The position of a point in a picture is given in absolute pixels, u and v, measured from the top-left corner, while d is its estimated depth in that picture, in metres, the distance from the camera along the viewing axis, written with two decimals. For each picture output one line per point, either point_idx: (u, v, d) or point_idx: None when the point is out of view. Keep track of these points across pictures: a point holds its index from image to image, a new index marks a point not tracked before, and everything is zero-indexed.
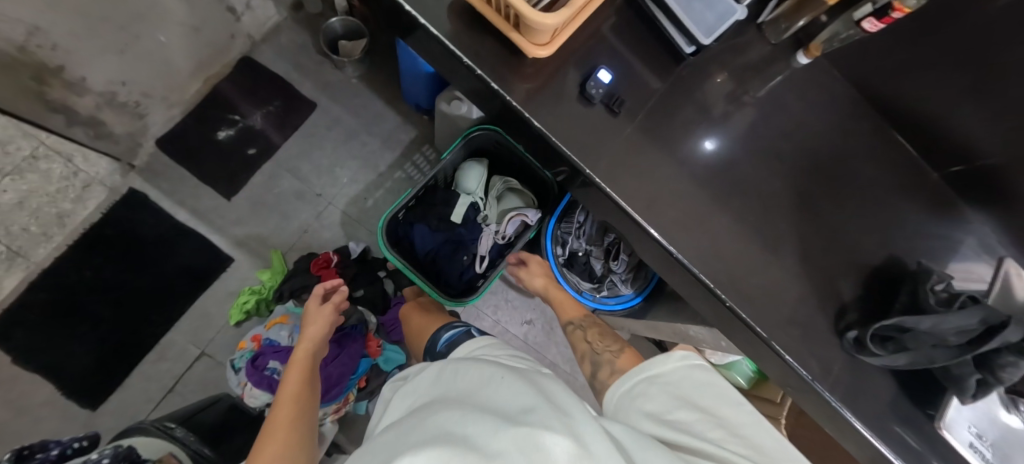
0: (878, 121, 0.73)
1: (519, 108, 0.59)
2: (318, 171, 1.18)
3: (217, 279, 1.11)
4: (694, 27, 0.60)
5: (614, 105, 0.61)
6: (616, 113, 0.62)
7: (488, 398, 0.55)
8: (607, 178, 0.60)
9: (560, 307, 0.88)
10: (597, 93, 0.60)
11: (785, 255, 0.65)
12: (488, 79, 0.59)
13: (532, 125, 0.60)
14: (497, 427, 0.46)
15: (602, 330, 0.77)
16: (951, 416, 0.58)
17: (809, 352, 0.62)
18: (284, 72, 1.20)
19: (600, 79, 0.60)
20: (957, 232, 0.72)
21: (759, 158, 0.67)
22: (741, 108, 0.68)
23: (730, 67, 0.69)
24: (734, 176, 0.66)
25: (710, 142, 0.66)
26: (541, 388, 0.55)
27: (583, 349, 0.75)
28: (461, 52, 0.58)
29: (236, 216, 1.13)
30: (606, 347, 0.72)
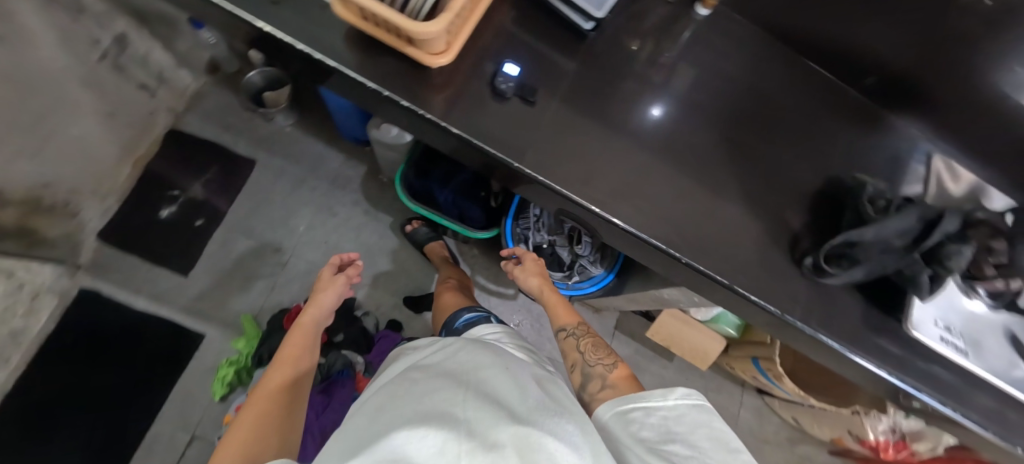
0: (789, 56, 0.75)
1: (435, 119, 0.58)
2: (271, 226, 1.16)
3: (192, 358, 1.08)
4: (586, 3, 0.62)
5: (527, 95, 0.61)
6: (532, 102, 0.62)
7: (488, 384, 0.53)
8: (537, 167, 0.60)
9: (553, 311, 0.81)
10: (508, 87, 0.60)
11: (732, 201, 0.66)
12: (397, 97, 0.57)
13: (452, 132, 0.59)
14: (499, 420, 0.45)
15: (597, 341, 0.73)
16: (917, 315, 0.58)
17: (775, 289, 0.63)
18: (215, 136, 1.18)
19: (508, 73, 0.60)
20: (885, 139, 0.75)
21: (685, 114, 0.69)
22: (667, 75, 0.70)
23: (637, 35, 0.71)
24: (671, 135, 0.67)
25: (656, 109, 0.68)
26: (541, 391, 0.54)
27: (575, 358, 0.71)
28: (365, 77, 0.57)
29: (198, 290, 1.11)
30: (601, 359, 0.68)
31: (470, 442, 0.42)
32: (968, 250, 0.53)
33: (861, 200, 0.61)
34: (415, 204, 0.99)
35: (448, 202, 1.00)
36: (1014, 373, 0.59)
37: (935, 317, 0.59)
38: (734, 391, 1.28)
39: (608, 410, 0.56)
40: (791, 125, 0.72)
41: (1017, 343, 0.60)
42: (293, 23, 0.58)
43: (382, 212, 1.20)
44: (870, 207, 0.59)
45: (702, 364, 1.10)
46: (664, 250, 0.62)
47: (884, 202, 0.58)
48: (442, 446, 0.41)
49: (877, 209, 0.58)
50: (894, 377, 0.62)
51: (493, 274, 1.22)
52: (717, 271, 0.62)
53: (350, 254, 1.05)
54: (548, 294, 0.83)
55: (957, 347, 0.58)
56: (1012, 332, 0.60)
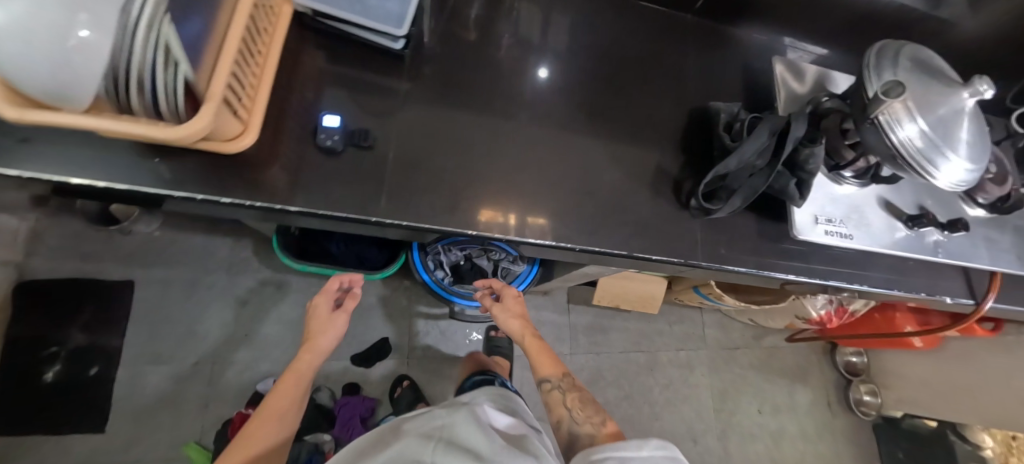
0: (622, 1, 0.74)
1: (267, 204, 0.52)
2: (178, 341, 1.02)
3: None
4: (386, 24, 0.56)
5: (360, 140, 0.56)
6: (369, 146, 0.56)
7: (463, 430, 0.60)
8: (399, 212, 0.55)
9: (534, 354, 0.76)
10: (334, 141, 0.54)
11: (614, 167, 0.65)
12: (216, 196, 0.50)
13: (292, 210, 0.53)
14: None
15: (584, 396, 0.70)
16: (798, 221, 0.60)
17: (679, 241, 0.63)
18: (76, 271, 1.02)
19: (329, 127, 0.55)
20: (731, 53, 0.76)
21: (574, 73, 0.69)
22: (545, 28, 0.71)
23: (469, 26, 0.68)
24: (561, 93, 0.67)
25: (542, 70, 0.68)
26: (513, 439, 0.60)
27: (561, 412, 0.68)
28: (169, 188, 0.49)
29: (124, 440, 0.95)
30: (588, 417, 0.66)
31: None
32: (820, 150, 0.55)
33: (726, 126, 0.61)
34: (301, 264, 0.89)
35: (343, 249, 0.92)
36: (896, 236, 0.64)
37: (813, 214, 0.61)
38: (693, 317, 1.33)
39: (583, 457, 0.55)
40: (645, 69, 0.72)
41: (889, 207, 0.64)
42: (60, 153, 0.47)
43: (295, 280, 1.10)
44: (730, 137, 0.59)
45: (652, 307, 1.13)
46: (558, 247, 0.59)
47: (743, 126, 0.58)
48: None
49: (732, 135, 0.59)
50: (799, 276, 0.65)
51: (433, 298, 1.17)
52: (617, 246, 0.61)
53: (354, 275, 0.80)
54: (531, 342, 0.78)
55: (839, 233, 0.61)
56: (884, 199, 0.64)
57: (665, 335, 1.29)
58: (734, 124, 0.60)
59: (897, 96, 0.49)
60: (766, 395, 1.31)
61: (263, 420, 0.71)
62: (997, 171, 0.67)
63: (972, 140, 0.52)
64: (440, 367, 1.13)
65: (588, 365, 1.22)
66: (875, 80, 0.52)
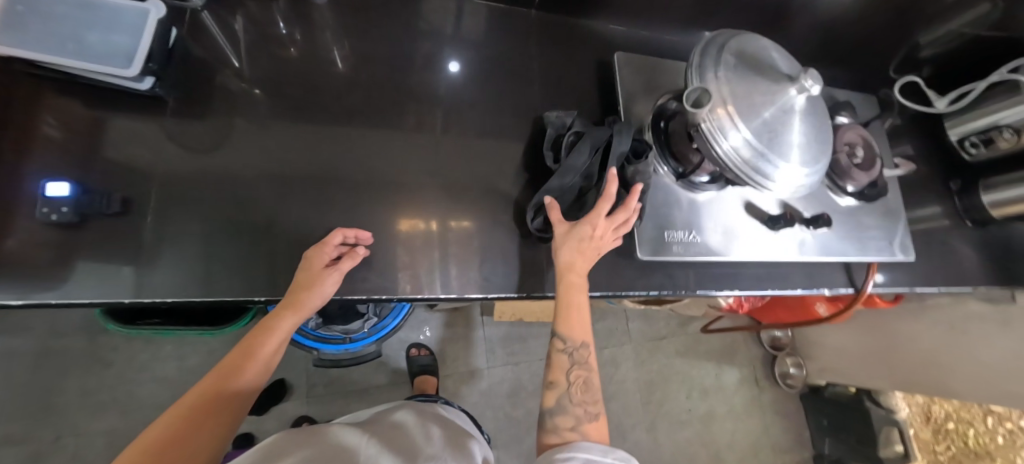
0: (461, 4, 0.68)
1: None
2: (39, 412, 0.93)
3: None
4: (103, 66, 0.47)
5: (105, 205, 0.48)
6: (121, 210, 0.49)
7: (405, 436, 0.59)
8: (168, 289, 0.48)
9: (576, 302, 0.50)
10: (64, 213, 0.46)
11: (447, 195, 0.58)
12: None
13: (19, 303, 0.45)
14: None
15: (585, 376, 0.52)
16: (640, 237, 0.54)
17: (521, 272, 0.58)
18: None
19: (56, 197, 0.46)
20: (584, 49, 0.70)
21: (473, 66, 0.65)
22: (460, 18, 0.67)
23: (288, 43, 0.61)
24: (479, 81, 0.65)
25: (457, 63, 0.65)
26: (446, 441, 0.61)
27: (560, 379, 0.51)
28: None
29: None
30: (583, 401, 0.50)
31: None
32: (643, 167, 0.55)
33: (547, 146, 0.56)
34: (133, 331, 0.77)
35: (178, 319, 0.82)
36: (757, 238, 0.59)
37: (663, 231, 0.55)
38: (616, 311, 1.30)
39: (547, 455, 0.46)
40: (497, 75, 0.66)
41: (753, 209, 0.60)
42: None
43: None
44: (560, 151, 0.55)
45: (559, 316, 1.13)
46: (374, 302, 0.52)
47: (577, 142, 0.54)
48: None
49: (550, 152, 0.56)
50: (667, 292, 0.58)
51: None
52: (444, 290, 0.55)
53: (364, 232, 0.53)
54: (574, 290, 0.51)
55: (694, 247, 0.56)
56: (747, 200, 0.60)
57: None
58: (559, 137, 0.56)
59: (711, 102, 0.43)
60: (694, 380, 1.30)
61: (200, 403, 0.42)
62: (863, 157, 0.63)
63: (805, 141, 0.46)
64: (345, 400, 1.06)
65: (508, 377, 1.18)
66: (694, 82, 0.46)
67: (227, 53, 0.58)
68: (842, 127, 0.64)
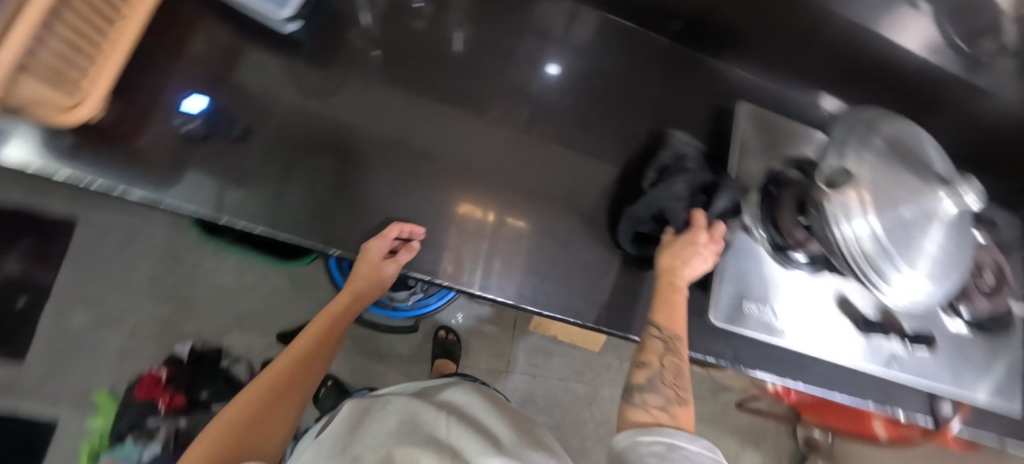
0: (579, 13, 0.67)
1: (110, 183, 0.46)
2: (111, 287, 1.03)
3: (48, 446, 0.94)
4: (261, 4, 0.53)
5: (228, 131, 0.51)
6: (242, 137, 0.52)
7: (474, 418, 0.54)
8: (257, 215, 0.50)
9: (673, 306, 0.49)
10: (195, 128, 0.50)
11: (524, 199, 0.58)
12: (24, 161, 0.43)
13: (138, 196, 0.47)
14: (482, 445, 0.44)
15: (677, 367, 0.47)
16: (718, 300, 0.51)
17: (579, 297, 0.55)
18: (21, 201, 1.01)
19: (189, 112, 0.51)
20: (709, 87, 0.67)
21: (576, 76, 0.64)
22: (571, 24, 0.66)
23: (416, 15, 0.62)
24: (576, 89, 0.64)
25: (553, 65, 0.64)
26: (523, 429, 0.55)
27: (652, 361, 0.47)
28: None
29: (39, 375, 0.96)
30: (676, 384, 0.46)
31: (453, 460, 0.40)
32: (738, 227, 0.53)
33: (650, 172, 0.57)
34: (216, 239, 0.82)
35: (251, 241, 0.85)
36: (845, 340, 0.53)
37: (742, 299, 0.52)
38: None
39: (627, 436, 0.43)
40: (596, 93, 0.64)
41: (845, 304, 0.55)
42: None
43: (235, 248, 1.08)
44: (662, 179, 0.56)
45: (593, 347, 1.20)
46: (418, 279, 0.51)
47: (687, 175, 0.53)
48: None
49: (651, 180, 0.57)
50: (723, 363, 0.52)
51: None
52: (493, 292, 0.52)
53: (419, 227, 0.52)
54: (676, 292, 0.50)
55: (769, 327, 0.51)
56: (841, 293, 0.55)
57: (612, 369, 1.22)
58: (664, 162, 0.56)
59: (847, 185, 0.39)
60: None
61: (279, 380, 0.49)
62: (993, 284, 0.57)
63: (940, 253, 0.41)
64: (367, 359, 1.10)
65: (521, 387, 1.17)
66: (832, 158, 0.41)
67: (363, 11, 0.61)
68: (981, 246, 0.57)
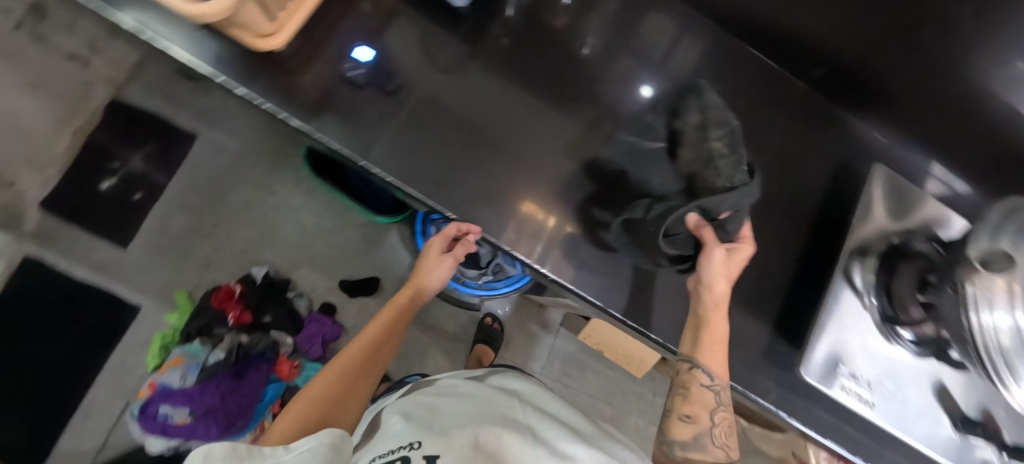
0: (683, 39, 0.68)
1: (277, 107, 0.51)
2: (211, 201, 1.12)
3: (129, 328, 1.05)
4: None
5: (383, 84, 0.55)
6: (391, 91, 0.55)
7: (538, 403, 0.59)
8: (390, 166, 0.54)
9: (708, 344, 0.52)
10: (357, 75, 0.54)
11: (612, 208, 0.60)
12: (212, 72, 0.50)
13: (295, 125, 0.52)
14: (558, 431, 0.49)
15: (727, 421, 0.52)
16: (815, 356, 0.48)
17: (650, 311, 0.59)
18: (157, 108, 1.12)
19: (357, 60, 0.55)
20: (829, 142, 0.68)
21: (678, 95, 0.65)
22: (691, 47, 0.67)
23: (558, 12, 0.65)
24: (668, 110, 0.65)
25: (647, 88, 0.65)
26: (580, 411, 0.59)
27: (700, 415, 0.51)
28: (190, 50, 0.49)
29: (136, 263, 1.07)
30: (725, 443, 0.50)
31: (536, 445, 0.45)
32: (844, 287, 0.51)
33: (657, 164, 0.60)
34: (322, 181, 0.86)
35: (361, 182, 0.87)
36: (935, 432, 0.50)
37: (838, 361, 0.49)
38: None
39: None
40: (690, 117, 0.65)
41: (942, 394, 0.51)
42: None
43: (324, 192, 1.16)
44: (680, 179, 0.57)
45: (637, 371, 1.14)
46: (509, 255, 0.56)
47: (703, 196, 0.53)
48: (522, 447, 0.44)
49: (665, 177, 0.59)
50: (784, 415, 0.55)
51: None
52: (571, 281, 0.57)
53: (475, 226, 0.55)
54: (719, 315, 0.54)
55: (858, 397, 0.49)
56: (940, 382, 0.52)
57: (645, 400, 1.20)
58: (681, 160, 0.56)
59: (1004, 273, 0.41)
60: None
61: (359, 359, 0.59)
62: None
63: None
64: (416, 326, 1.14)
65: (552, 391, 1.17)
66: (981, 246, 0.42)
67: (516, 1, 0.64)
68: None
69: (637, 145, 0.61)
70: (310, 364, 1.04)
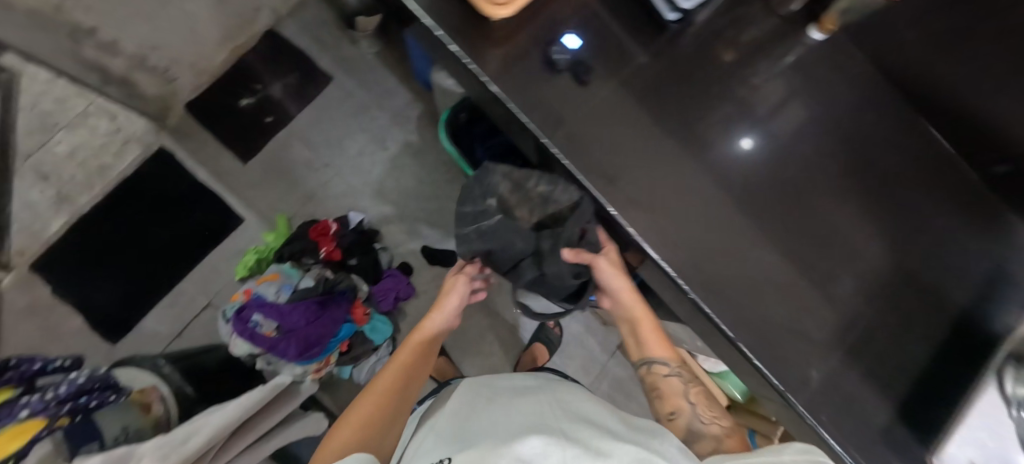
0: (787, 102, 0.61)
1: (478, 72, 0.56)
2: (328, 141, 1.18)
3: (228, 236, 1.12)
4: None
5: (580, 73, 0.56)
6: (584, 82, 0.56)
7: (578, 408, 0.56)
8: (567, 150, 0.55)
9: (644, 340, 0.69)
10: (562, 60, 0.56)
11: (715, 255, 0.57)
12: (434, 26, 0.57)
13: (490, 90, 0.56)
14: (600, 436, 0.47)
15: (703, 392, 0.66)
16: (948, 451, 0.52)
17: (779, 356, 0.55)
18: (305, 46, 1.20)
19: (565, 45, 0.56)
20: (1000, 245, 0.63)
21: (840, 152, 0.62)
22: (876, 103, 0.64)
23: (746, 32, 0.61)
24: (765, 172, 0.60)
25: (748, 141, 0.60)
26: (624, 418, 0.55)
27: (680, 406, 0.64)
28: (424, 13, 0.57)
29: (250, 179, 1.15)
30: (714, 419, 0.62)
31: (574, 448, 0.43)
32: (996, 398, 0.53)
33: (508, 230, 0.65)
34: (450, 146, 0.90)
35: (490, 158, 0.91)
36: None
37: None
38: None
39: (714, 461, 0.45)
40: (784, 187, 0.60)
41: None
42: None
43: (431, 159, 1.19)
44: (516, 227, 0.65)
45: None
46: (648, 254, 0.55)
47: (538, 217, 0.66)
48: (544, 445, 0.43)
49: (525, 236, 0.65)
50: None
51: None
52: (711, 310, 0.55)
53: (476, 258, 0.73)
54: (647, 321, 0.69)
55: None
56: None
57: None
58: (513, 208, 0.67)
59: None
60: None
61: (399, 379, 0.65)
62: None
63: None
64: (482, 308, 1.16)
65: None
66: None
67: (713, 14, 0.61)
68: None
69: (481, 229, 0.66)
70: (379, 315, 1.06)
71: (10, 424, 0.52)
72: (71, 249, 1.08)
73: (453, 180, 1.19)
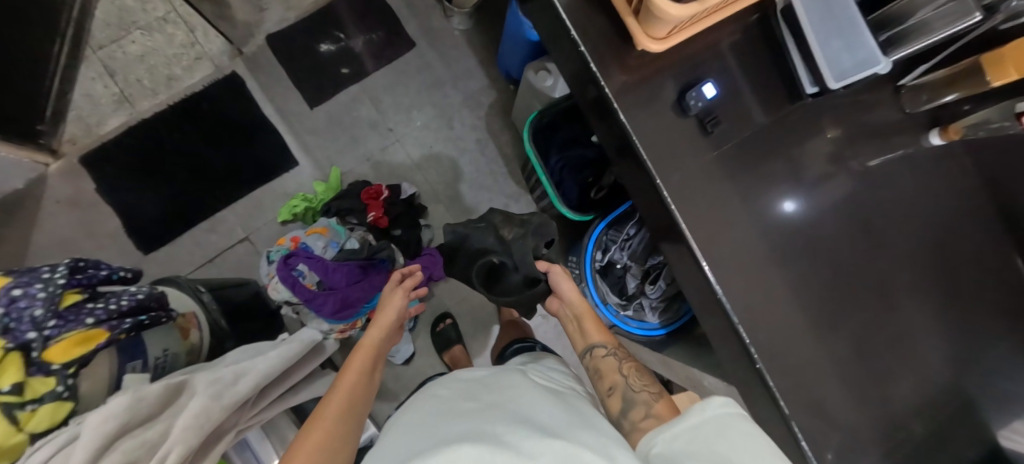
0: (844, 184, 0.62)
1: (611, 97, 0.56)
2: (397, 107, 1.17)
3: (279, 177, 1.11)
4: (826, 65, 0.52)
5: (709, 123, 0.56)
6: (708, 132, 0.57)
7: (525, 401, 0.54)
8: (674, 194, 0.57)
9: (584, 328, 0.75)
10: (695, 106, 0.55)
11: (785, 330, 0.58)
12: (578, 41, 0.57)
13: (617, 118, 0.56)
14: (533, 434, 0.44)
15: (636, 365, 0.67)
16: None
17: (824, 441, 0.57)
18: (396, 6, 1.19)
19: (703, 92, 0.55)
20: None
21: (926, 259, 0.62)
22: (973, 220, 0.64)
23: (865, 121, 0.62)
24: (815, 252, 0.61)
25: (789, 204, 0.61)
26: (574, 410, 0.53)
27: (615, 381, 0.65)
28: (570, 22, 0.57)
29: (313, 125, 1.14)
30: (646, 385, 0.63)
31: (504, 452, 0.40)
32: None
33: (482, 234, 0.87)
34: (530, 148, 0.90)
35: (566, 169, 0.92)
36: None
37: None
38: None
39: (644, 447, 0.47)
40: (817, 265, 0.60)
41: None
42: None
43: (493, 149, 1.19)
44: (495, 232, 0.87)
45: None
46: (728, 315, 0.56)
47: (515, 230, 0.85)
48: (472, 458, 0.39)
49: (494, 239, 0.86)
50: None
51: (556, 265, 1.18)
52: (773, 381, 0.56)
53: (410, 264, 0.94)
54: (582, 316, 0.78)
55: None
56: None
57: None
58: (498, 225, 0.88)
59: None
60: None
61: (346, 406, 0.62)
62: None
63: None
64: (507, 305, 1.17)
65: None
66: None
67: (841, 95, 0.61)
68: None
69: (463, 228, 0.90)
70: None
71: (75, 331, 0.52)
72: (121, 150, 1.07)
73: (508, 175, 1.19)
